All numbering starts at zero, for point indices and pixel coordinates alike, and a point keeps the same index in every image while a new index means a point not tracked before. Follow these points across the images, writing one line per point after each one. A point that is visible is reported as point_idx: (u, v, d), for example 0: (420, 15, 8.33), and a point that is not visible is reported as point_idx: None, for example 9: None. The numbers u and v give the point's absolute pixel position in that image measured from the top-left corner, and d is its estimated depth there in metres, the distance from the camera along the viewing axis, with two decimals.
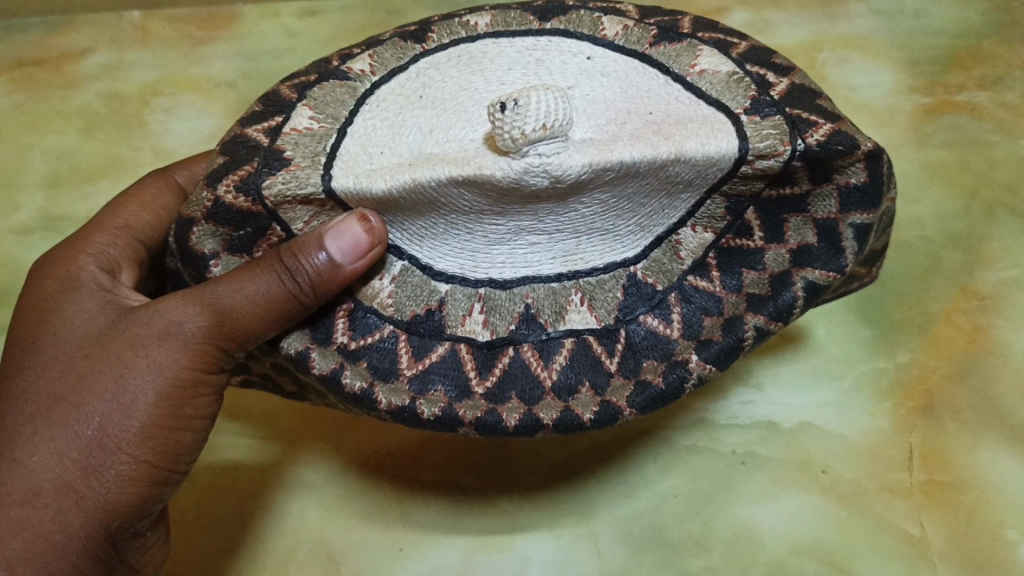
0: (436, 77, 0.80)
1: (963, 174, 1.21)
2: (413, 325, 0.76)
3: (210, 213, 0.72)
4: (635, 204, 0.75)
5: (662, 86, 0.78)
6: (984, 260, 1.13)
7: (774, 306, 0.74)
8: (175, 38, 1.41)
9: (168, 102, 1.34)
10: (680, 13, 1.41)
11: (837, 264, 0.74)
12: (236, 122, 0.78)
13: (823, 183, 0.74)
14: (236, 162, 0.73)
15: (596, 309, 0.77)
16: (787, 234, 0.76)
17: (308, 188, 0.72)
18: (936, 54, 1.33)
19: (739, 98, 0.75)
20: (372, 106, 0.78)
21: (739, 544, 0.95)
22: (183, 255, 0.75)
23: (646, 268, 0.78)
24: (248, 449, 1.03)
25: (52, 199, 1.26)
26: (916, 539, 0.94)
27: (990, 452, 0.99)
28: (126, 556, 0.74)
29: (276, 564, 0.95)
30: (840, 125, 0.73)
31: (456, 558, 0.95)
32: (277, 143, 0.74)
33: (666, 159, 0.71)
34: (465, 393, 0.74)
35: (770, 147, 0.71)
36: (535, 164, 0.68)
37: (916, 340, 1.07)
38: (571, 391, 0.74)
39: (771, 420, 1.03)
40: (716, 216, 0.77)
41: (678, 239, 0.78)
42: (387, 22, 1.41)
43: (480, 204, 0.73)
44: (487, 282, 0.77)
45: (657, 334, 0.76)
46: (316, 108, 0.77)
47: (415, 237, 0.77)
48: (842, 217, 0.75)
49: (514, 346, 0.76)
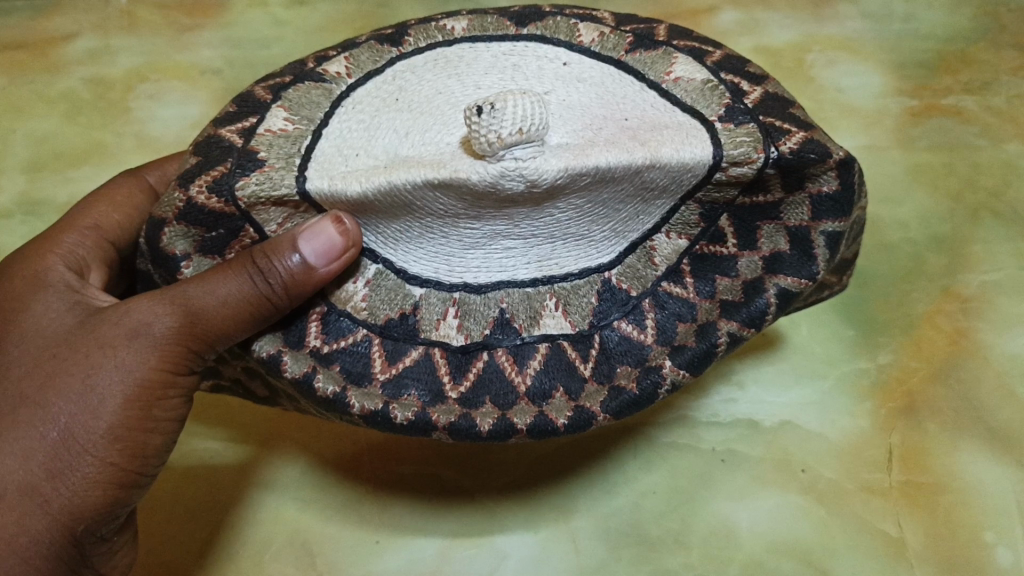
0: (412, 80, 0.80)
1: (948, 177, 1.21)
2: (386, 329, 0.75)
3: (182, 213, 0.71)
4: (609, 210, 0.75)
5: (637, 93, 0.77)
6: (967, 263, 1.13)
7: (747, 312, 0.73)
8: (160, 25, 1.40)
9: (153, 89, 1.33)
10: (669, 12, 1.40)
11: (808, 271, 0.74)
12: (210, 122, 0.77)
13: (796, 191, 0.75)
14: (208, 163, 0.72)
15: (571, 315, 0.76)
16: (760, 241, 0.76)
17: (281, 189, 0.71)
18: (923, 58, 1.34)
19: (714, 106, 0.75)
20: (348, 109, 0.77)
21: (717, 542, 0.94)
22: (154, 257, 0.74)
23: (620, 274, 0.78)
24: (224, 443, 1.02)
25: (33, 182, 1.25)
26: (893, 540, 0.94)
27: (969, 455, 0.99)
28: (92, 561, 0.73)
29: (250, 555, 0.94)
30: (812, 134, 0.74)
31: (432, 552, 0.95)
32: (251, 144, 0.73)
33: (641, 165, 0.70)
34: (439, 398, 0.73)
35: (745, 154, 0.72)
36: (510, 169, 0.68)
37: (898, 341, 1.07)
38: (545, 395, 0.74)
39: (751, 419, 1.03)
40: (690, 222, 0.77)
41: (653, 246, 0.78)
42: (375, 13, 1.40)
43: (455, 208, 0.72)
44: (462, 287, 0.77)
45: (631, 339, 0.76)
46: (291, 109, 0.76)
47: (389, 240, 0.76)
48: (813, 225, 0.75)
49: (489, 351, 0.75)
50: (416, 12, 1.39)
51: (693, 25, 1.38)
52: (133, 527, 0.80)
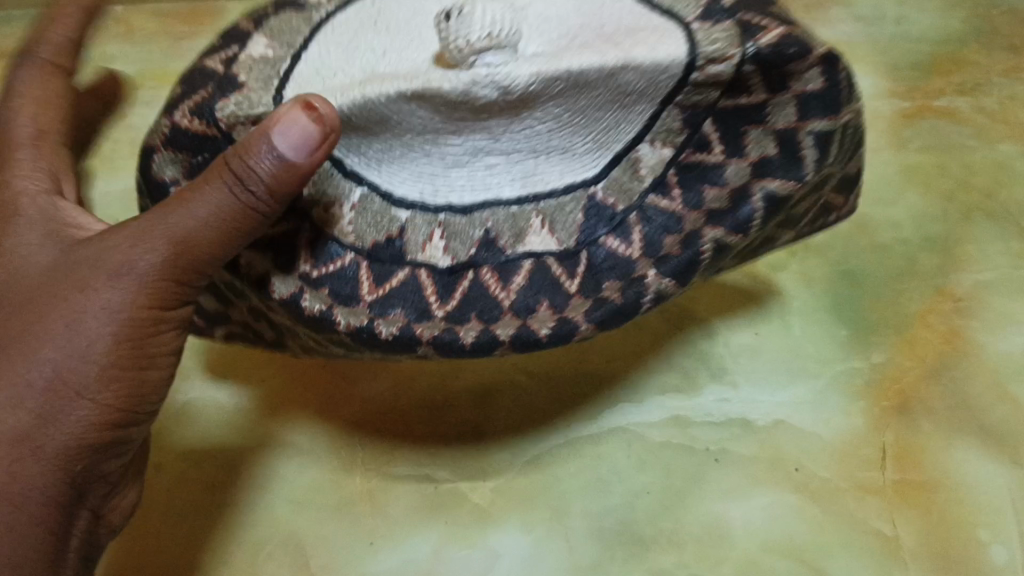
0: (392, 5, 0.82)
1: (941, 177, 1.21)
2: (373, 251, 0.78)
3: (168, 138, 0.74)
4: (587, 118, 0.76)
5: (614, 6, 0.79)
6: (961, 262, 1.13)
7: (734, 218, 0.74)
8: (156, 33, 1.41)
9: (149, 97, 1.34)
10: None
11: (796, 173, 0.74)
12: (197, 53, 0.78)
13: (778, 91, 0.74)
14: (192, 87, 0.74)
15: (556, 232, 0.80)
16: (746, 147, 0.76)
17: (258, 107, 0.73)
18: (915, 61, 1.34)
19: (691, 6, 0.75)
20: (327, 35, 0.79)
21: (711, 541, 0.94)
22: (149, 188, 0.77)
23: (604, 189, 0.80)
24: (217, 441, 1.02)
25: None
26: (888, 538, 0.94)
27: (963, 453, 0.99)
28: (95, 496, 0.75)
29: (245, 557, 0.94)
30: (792, 28, 0.72)
31: (427, 553, 0.95)
32: (230, 67, 0.75)
33: (614, 67, 0.71)
34: (425, 315, 0.77)
35: (720, 49, 0.72)
36: (481, 76, 0.69)
37: (891, 341, 1.07)
38: (530, 310, 0.77)
39: (744, 418, 1.02)
40: (673, 129, 0.77)
41: (637, 157, 0.79)
42: None
43: (434, 123, 0.74)
44: (447, 209, 0.79)
45: (616, 254, 0.79)
46: (272, 36, 0.77)
47: (374, 160, 0.78)
48: (799, 126, 0.74)
49: (473, 269, 0.79)
50: None
51: None
52: (133, 464, 0.81)
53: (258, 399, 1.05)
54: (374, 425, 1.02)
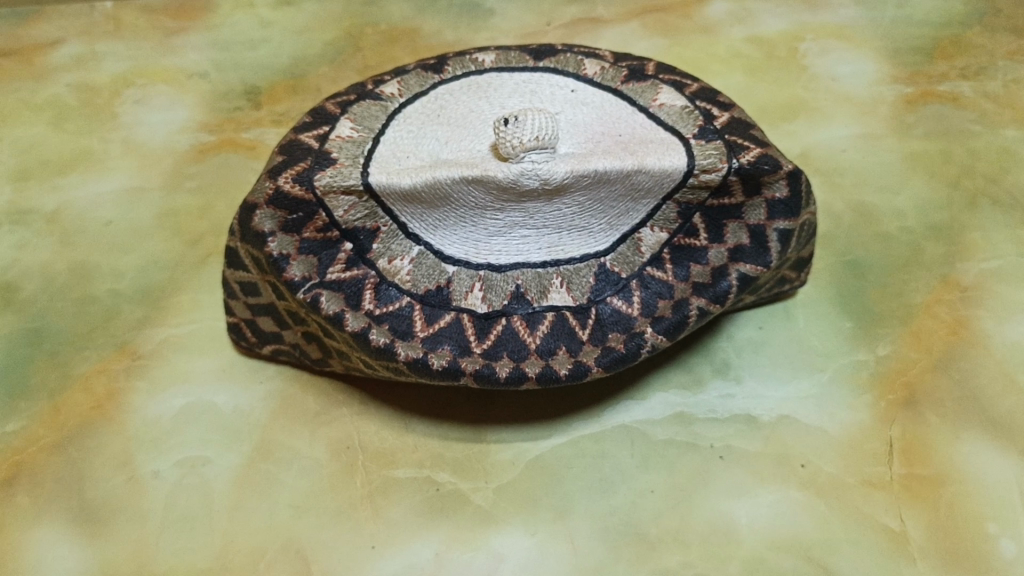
0: (450, 101, 0.93)
1: (946, 164, 1.19)
2: (425, 298, 0.88)
3: (271, 198, 0.86)
4: (605, 206, 0.88)
5: (630, 115, 0.91)
6: (966, 251, 1.11)
7: (712, 291, 0.86)
8: (147, 30, 1.39)
9: (140, 94, 1.32)
10: (659, 5, 1.40)
11: (764, 260, 0.87)
12: (289, 130, 0.92)
13: (754, 196, 0.88)
14: (292, 160, 0.88)
15: (573, 291, 0.89)
16: (726, 236, 0.88)
17: (350, 181, 0.85)
18: (918, 45, 1.32)
19: (690, 126, 0.89)
20: (400, 122, 0.91)
21: (716, 540, 0.93)
22: (249, 234, 0.87)
23: (613, 260, 0.90)
24: (216, 448, 1.01)
25: (20, 191, 1.21)
26: (896, 534, 0.93)
27: (971, 446, 0.97)
28: None
29: (245, 564, 0.93)
30: (768, 150, 0.88)
31: (429, 556, 0.93)
32: (325, 147, 0.88)
33: (631, 169, 0.85)
34: (466, 351, 0.86)
35: (712, 163, 0.86)
36: (529, 169, 0.82)
37: (897, 332, 1.06)
38: (550, 352, 0.86)
39: (748, 414, 1.01)
40: (670, 219, 0.90)
41: (640, 237, 0.90)
42: (365, 16, 1.41)
43: (484, 201, 0.86)
44: (486, 267, 0.90)
45: (621, 312, 0.88)
46: (356, 121, 0.91)
47: (429, 227, 0.89)
48: (769, 224, 0.87)
49: (507, 317, 0.88)
50: (404, 19, 1.40)
51: (682, 20, 1.38)
52: None
53: (256, 403, 1.04)
54: (373, 428, 1.01)
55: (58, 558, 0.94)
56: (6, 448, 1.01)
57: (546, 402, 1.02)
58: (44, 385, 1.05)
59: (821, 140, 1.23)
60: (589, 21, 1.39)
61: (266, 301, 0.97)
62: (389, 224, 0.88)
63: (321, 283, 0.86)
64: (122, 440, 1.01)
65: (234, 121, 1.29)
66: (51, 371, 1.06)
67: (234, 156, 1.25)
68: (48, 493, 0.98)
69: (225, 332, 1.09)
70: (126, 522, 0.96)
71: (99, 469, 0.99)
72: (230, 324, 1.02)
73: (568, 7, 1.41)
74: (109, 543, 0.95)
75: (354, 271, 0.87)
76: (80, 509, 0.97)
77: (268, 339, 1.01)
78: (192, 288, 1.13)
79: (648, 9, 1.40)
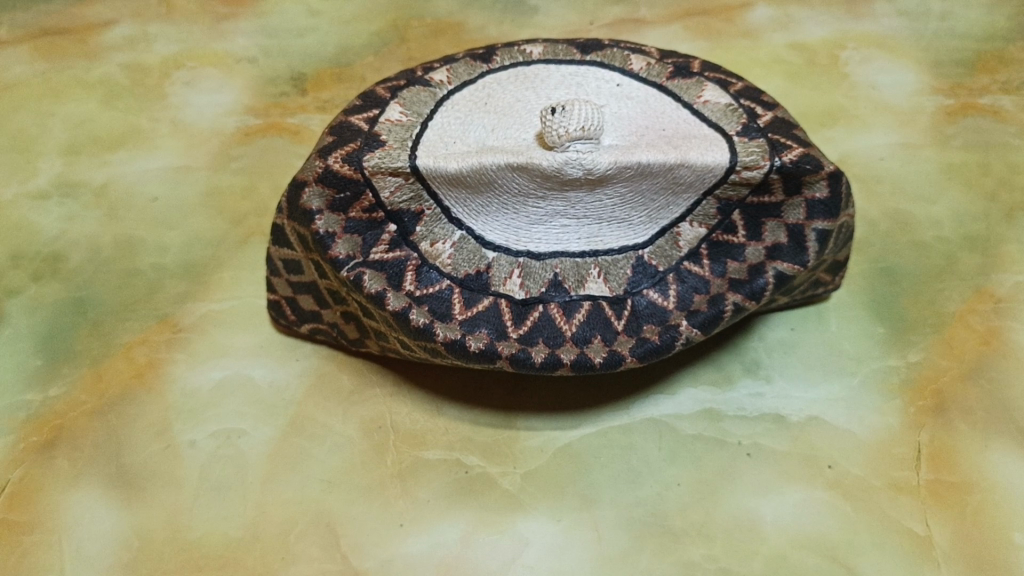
0: (497, 90, 0.95)
1: (984, 176, 1.19)
2: (465, 282, 0.89)
3: (320, 176, 0.88)
4: (646, 199, 0.89)
5: (674, 111, 0.93)
6: (1001, 263, 1.12)
7: (749, 287, 0.88)
8: (197, 14, 1.42)
9: (189, 76, 1.35)
10: (702, 9, 1.41)
11: (802, 259, 0.89)
12: (340, 112, 0.94)
13: (794, 195, 0.89)
14: (342, 141, 0.90)
15: (610, 282, 0.90)
16: (764, 234, 0.89)
17: (398, 163, 0.87)
18: (960, 58, 1.33)
19: (733, 124, 0.91)
20: (447, 108, 0.93)
21: (740, 535, 0.94)
22: (297, 212, 0.90)
23: (651, 253, 0.91)
24: (252, 421, 1.03)
25: (69, 165, 1.24)
26: (920, 538, 0.93)
27: (999, 455, 0.98)
28: None
29: (276, 535, 0.95)
30: (810, 151, 0.89)
31: (456, 537, 0.94)
32: (374, 129, 0.90)
33: (673, 163, 0.86)
34: (503, 336, 0.87)
35: (754, 161, 0.87)
36: (573, 159, 0.84)
37: (928, 340, 1.06)
38: (585, 340, 0.88)
39: (777, 414, 1.01)
40: (709, 215, 0.90)
41: (678, 231, 0.91)
42: (411, 8, 1.43)
43: (528, 188, 0.87)
44: (526, 254, 0.91)
45: (657, 305, 0.89)
46: (405, 105, 0.93)
47: (472, 212, 0.90)
48: (807, 224, 0.89)
49: (543, 305, 0.89)
50: (450, 12, 1.42)
51: (725, 24, 1.40)
52: None
53: (292, 379, 1.06)
54: (406, 410, 1.03)
55: (94, 519, 0.96)
56: (48, 413, 1.03)
57: (577, 391, 1.03)
58: (86, 353, 1.08)
59: (860, 147, 1.24)
60: (632, 22, 1.41)
61: (308, 280, 0.99)
62: (433, 207, 0.90)
63: (365, 262, 0.88)
64: (159, 409, 1.03)
65: (280, 106, 1.32)
66: (93, 340, 1.08)
67: (279, 140, 1.27)
68: (87, 456, 1.00)
69: (264, 310, 1.11)
70: (160, 488, 0.98)
71: (136, 437, 1.02)
72: (271, 301, 1.05)
73: (611, 6, 1.43)
74: (143, 508, 0.97)
75: (397, 252, 0.89)
76: (117, 474, 0.99)
77: (307, 317, 1.03)
78: (233, 266, 1.15)
79: (691, 12, 1.41)
